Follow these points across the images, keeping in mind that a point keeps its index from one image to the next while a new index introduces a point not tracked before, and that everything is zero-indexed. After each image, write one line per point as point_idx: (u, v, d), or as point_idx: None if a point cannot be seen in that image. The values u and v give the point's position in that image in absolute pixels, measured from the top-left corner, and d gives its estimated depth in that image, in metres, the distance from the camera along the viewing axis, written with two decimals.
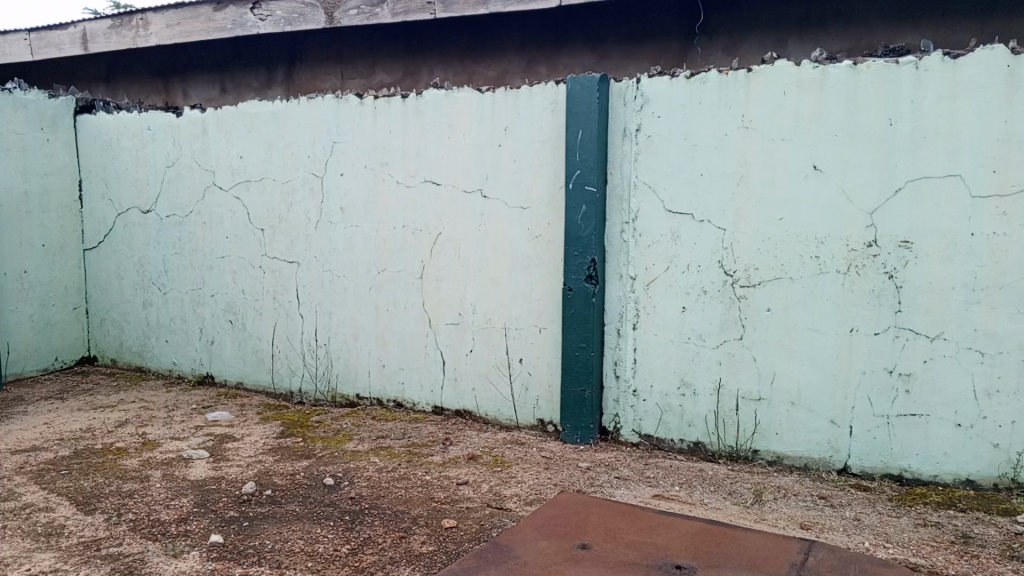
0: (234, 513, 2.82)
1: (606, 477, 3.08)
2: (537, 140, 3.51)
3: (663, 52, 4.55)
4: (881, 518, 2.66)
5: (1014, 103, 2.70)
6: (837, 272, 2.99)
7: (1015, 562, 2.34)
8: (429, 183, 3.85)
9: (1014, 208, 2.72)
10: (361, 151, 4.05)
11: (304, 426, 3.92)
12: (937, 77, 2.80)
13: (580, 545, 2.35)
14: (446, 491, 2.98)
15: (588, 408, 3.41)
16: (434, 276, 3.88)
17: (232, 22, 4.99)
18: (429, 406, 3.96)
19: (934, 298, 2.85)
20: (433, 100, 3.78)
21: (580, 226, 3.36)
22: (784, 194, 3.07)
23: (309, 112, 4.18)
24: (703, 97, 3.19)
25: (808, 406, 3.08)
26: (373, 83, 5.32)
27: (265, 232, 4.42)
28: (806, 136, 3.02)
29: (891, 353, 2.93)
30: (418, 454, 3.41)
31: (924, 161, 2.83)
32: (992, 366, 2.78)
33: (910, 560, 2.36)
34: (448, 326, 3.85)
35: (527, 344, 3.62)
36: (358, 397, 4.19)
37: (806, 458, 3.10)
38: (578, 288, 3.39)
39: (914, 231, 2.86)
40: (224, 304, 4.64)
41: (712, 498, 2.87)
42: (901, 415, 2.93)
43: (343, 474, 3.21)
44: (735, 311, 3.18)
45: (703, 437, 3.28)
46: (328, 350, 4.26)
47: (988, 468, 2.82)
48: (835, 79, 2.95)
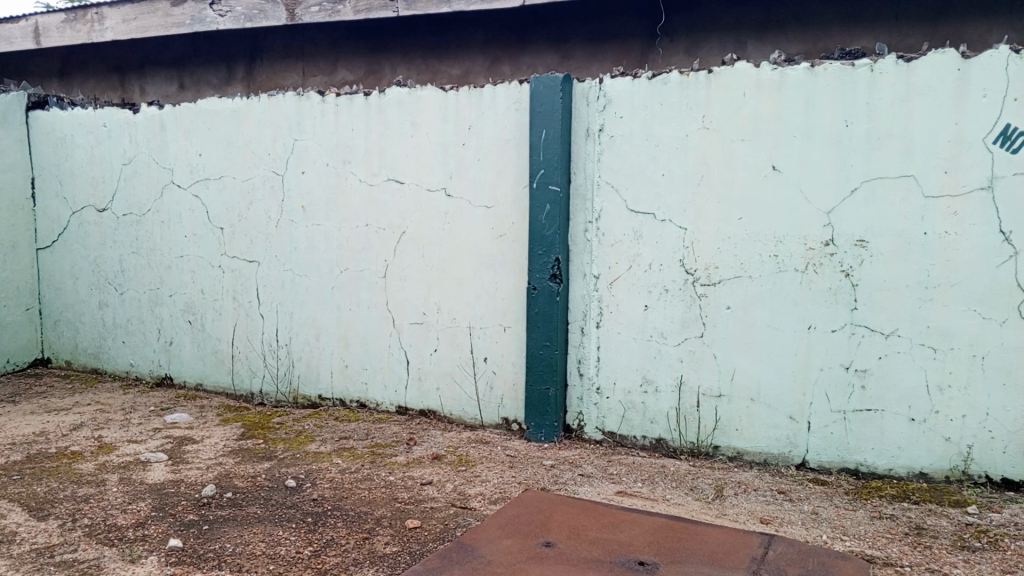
0: (193, 517, 2.77)
1: (570, 474, 3.10)
2: (501, 140, 3.52)
3: (625, 53, 4.59)
4: (838, 512, 2.72)
5: (964, 106, 2.80)
6: (795, 271, 3.06)
7: (966, 552, 2.42)
8: (392, 181, 3.83)
9: (964, 208, 2.82)
10: (323, 149, 4.01)
11: (265, 427, 3.87)
12: (892, 80, 2.88)
13: (544, 542, 2.36)
14: (410, 491, 2.96)
15: (552, 407, 3.43)
16: (398, 275, 3.85)
17: (190, 17, 4.90)
18: (393, 406, 3.93)
19: (889, 296, 2.93)
20: (397, 98, 3.77)
21: (544, 226, 3.37)
22: (744, 194, 3.12)
23: (269, 109, 4.13)
24: (665, 98, 3.23)
25: (768, 402, 3.14)
26: (335, 81, 5.27)
27: (224, 230, 4.35)
28: (765, 137, 3.08)
29: (848, 350, 3.00)
30: (381, 454, 3.39)
31: (878, 162, 2.92)
32: (944, 361, 2.87)
33: (866, 552, 2.41)
34: (412, 326, 3.83)
35: (492, 343, 3.62)
36: (320, 398, 4.14)
37: (766, 454, 3.16)
38: (542, 287, 3.40)
39: (869, 231, 2.94)
40: (183, 304, 4.55)
41: (675, 493, 2.90)
42: (857, 410, 3.00)
43: (305, 475, 3.17)
44: (697, 309, 3.22)
45: (665, 433, 3.32)
46: (289, 351, 4.20)
47: (941, 462, 2.90)
48: (793, 81, 3.01)
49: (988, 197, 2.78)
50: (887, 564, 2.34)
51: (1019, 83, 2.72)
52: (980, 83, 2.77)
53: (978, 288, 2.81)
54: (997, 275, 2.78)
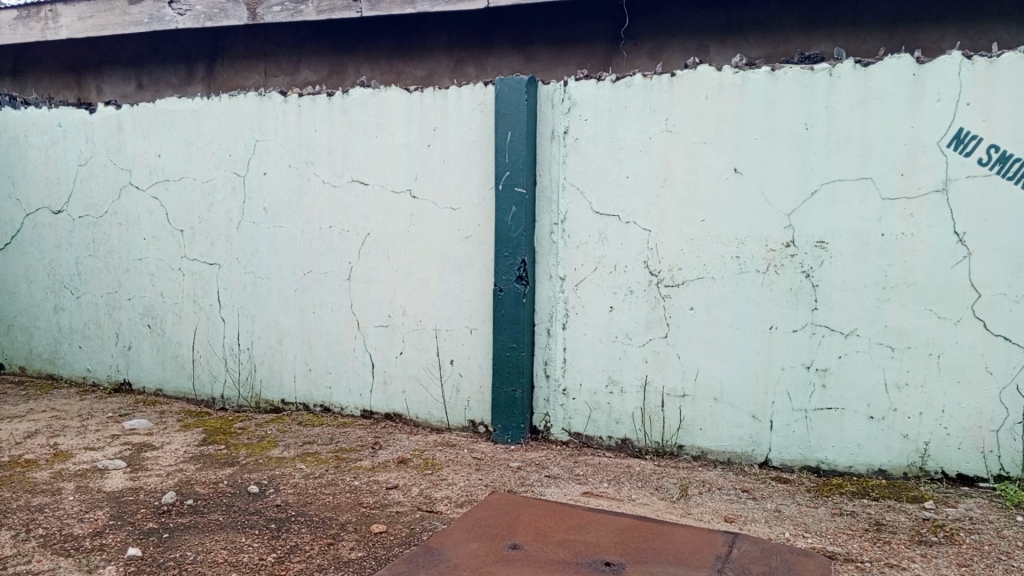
0: (153, 525, 2.71)
1: (536, 476, 3.10)
2: (466, 141, 3.51)
3: (589, 57, 4.54)
4: (800, 509, 2.76)
5: (919, 110, 2.86)
6: (757, 271, 3.10)
7: (924, 546, 2.47)
8: (356, 183, 3.80)
9: (920, 209, 2.88)
10: (284, 149, 3.96)
11: (227, 433, 3.81)
12: (850, 84, 2.94)
13: (511, 545, 2.35)
14: (375, 496, 2.94)
15: (518, 408, 3.43)
16: (362, 277, 3.82)
17: (148, 16, 4.81)
18: (358, 410, 3.89)
19: (848, 296, 2.99)
20: (361, 99, 3.74)
21: (510, 227, 3.37)
22: (706, 195, 3.16)
23: (230, 110, 4.07)
24: (629, 101, 3.25)
25: (730, 401, 3.17)
26: (298, 81, 5.20)
27: (184, 232, 4.28)
28: (726, 140, 3.11)
29: (808, 349, 3.05)
30: (346, 459, 3.36)
31: (837, 165, 2.97)
32: (902, 360, 2.93)
33: (828, 548, 2.45)
34: (377, 329, 3.80)
35: (458, 345, 3.61)
36: (283, 402, 4.09)
37: (730, 452, 3.19)
38: (508, 288, 3.40)
39: (828, 232, 2.99)
40: (142, 308, 4.46)
41: (640, 493, 2.92)
42: (818, 409, 3.05)
43: (268, 481, 3.12)
44: (660, 310, 3.25)
45: (630, 434, 3.34)
46: (251, 355, 4.15)
47: (899, 458, 2.96)
48: (754, 85, 3.06)
49: (942, 200, 2.85)
50: (848, 560, 2.37)
51: (971, 88, 2.80)
52: (934, 88, 2.84)
53: (933, 288, 2.88)
54: (951, 275, 2.85)
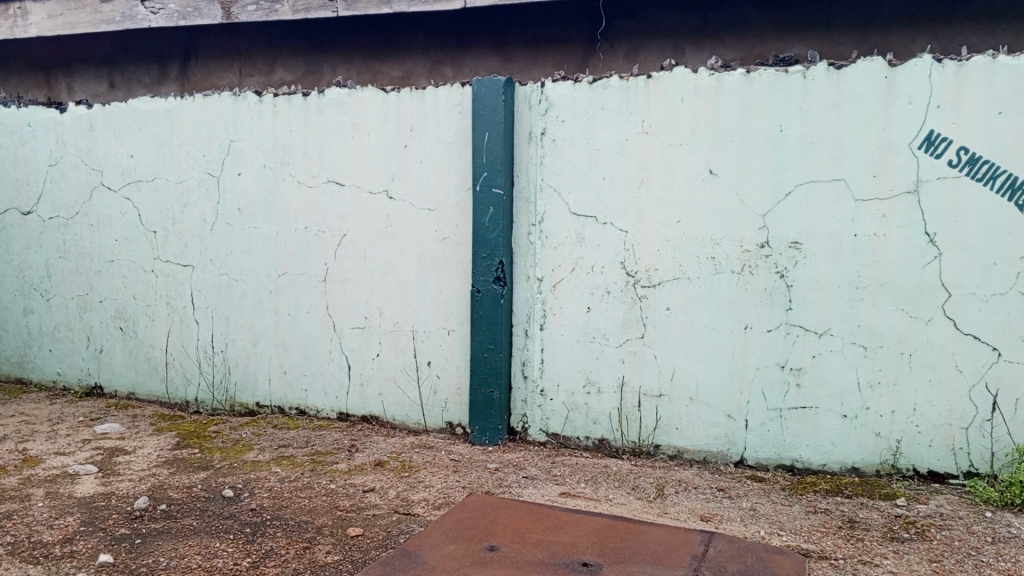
0: (125, 531, 2.67)
1: (514, 477, 3.10)
2: (443, 141, 3.51)
3: (566, 58, 4.29)
4: (775, 508, 2.78)
5: (891, 112, 2.90)
6: (732, 272, 3.12)
7: (896, 543, 2.50)
8: (332, 183, 3.77)
9: (892, 210, 2.92)
10: (259, 150, 3.93)
11: (201, 436, 3.76)
12: (823, 86, 2.97)
13: (488, 547, 2.35)
14: (352, 498, 2.92)
15: (496, 409, 3.42)
16: (338, 278, 3.80)
17: (121, 14, 4.74)
18: (334, 413, 3.87)
19: (822, 296, 3.02)
20: (337, 99, 3.72)
21: (488, 228, 3.37)
22: (682, 197, 3.17)
23: (204, 110, 4.03)
24: (606, 102, 3.26)
25: (706, 401, 3.19)
26: (273, 81, 4.95)
27: (157, 234, 4.23)
28: (701, 142, 3.13)
29: (783, 349, 3.08)
30: (322, 462, 3.33)
31: (811, 166, 3.00)
32: (874, 359, 2.97)
33: (802, 546, 2.47)
34: (353, 331, 3.78)
35: (436, 346, 3.60)
36: (257, 405, 4.05)
37: (705, 452, 3.21)
38: (486, 289, 3.40)
39: (802, 233, 3.02)
40: (114, 310, 4.40)
41: (617, 493, 2.93)
42: (793, 408, 3.08)
43: (243, 485, 3.09)
44: (637, 310, 3.26)
45: (608, 434, 3.35)
46: (225, 358, 4.10)
47: (871, 456, 3.00)
48: (729, 87, 3.08)
49: (914, 201, 2.89)
50: (823, 558, 2.40)
51: (942, 91, 2.84)
52: (906, 91, 2.88)
53: (905, 288, 2.92)
54: (922, 276, 2.89)
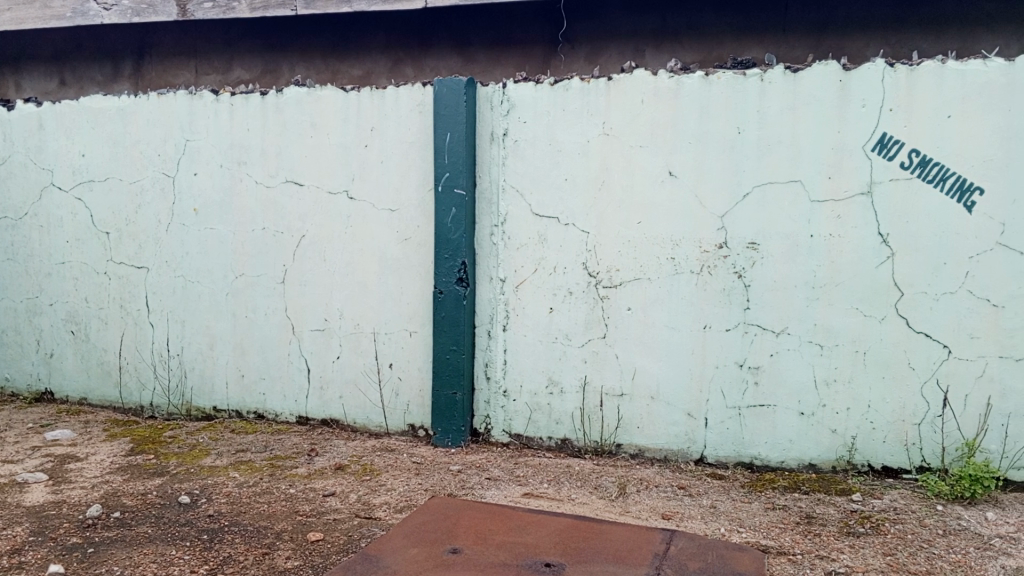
0: (77, 540, 2.60)
1: (477, 478, 3.09)
2: (404, 141, 3.49)
3: (528, 59, 4.25)
4: (735, 505, 2.82)
5: (846, 115, 2.96)
6: (691, 272, 3.16)
7: (852, 537, 2.55)
8: (290, 183, 3.73)
9: (846, 211, 2.98)
10: (216, 149, 3.86)
11: (156, 442, 3.68)
12: (780, 89, 3.02)
13: (451, 549, 2.33)
14: (312, 503, 2.88)
15: (459, 411, 3.41)
16: (298, 280, 3.75)
17: (71, 10, 4.59)
18: (293, 417, 3.81)
19: (779, 296, 3.07)
20: (295, 98, 3.67)
21: (449, 229, 3.36)
22: (642, 198, 3.20)
23: (159, 108, 3.95)
24: (567, 104, 3.27)
25: (667, 400, 3.22)
26: (230, 80, 4.83)
27: (110, 235, 4.13)
28: (661, 144, 3.16)
29: (741, 348, 3.12)
30: (281, 466, 3.29)
31: (768, 168, 3.05)
32: (830, 357, 3.02)
33: (761, 543, 2.51)
34: (313, 333, 3.73)
35: (397, 348, 3.57)
36: (214, 409, 3.98)
37: (666, 450, 3.24)
38: (448, 290, 3.38)
39: (760, 234, 3.07)
40: (65, 313, 4.28)
41: (580, 493, 2.94)
42: (751, 406, 3.13)
43: (200, 491, 3.03)
44: (599, 311, 3.28)
45: (570, 434, 3.35)
46: (181, 361, 4.02)
47: (828, 452, 3.05)
48: (688, 89, 3.11)
49: (867, 202, 2.96)
50: (781, 553, 2.44)
51: (894, 95, 2.91)
52: (859, 95, 2.94)
53: (859, 287, 2.98)
54: (876, 275, 2.96)
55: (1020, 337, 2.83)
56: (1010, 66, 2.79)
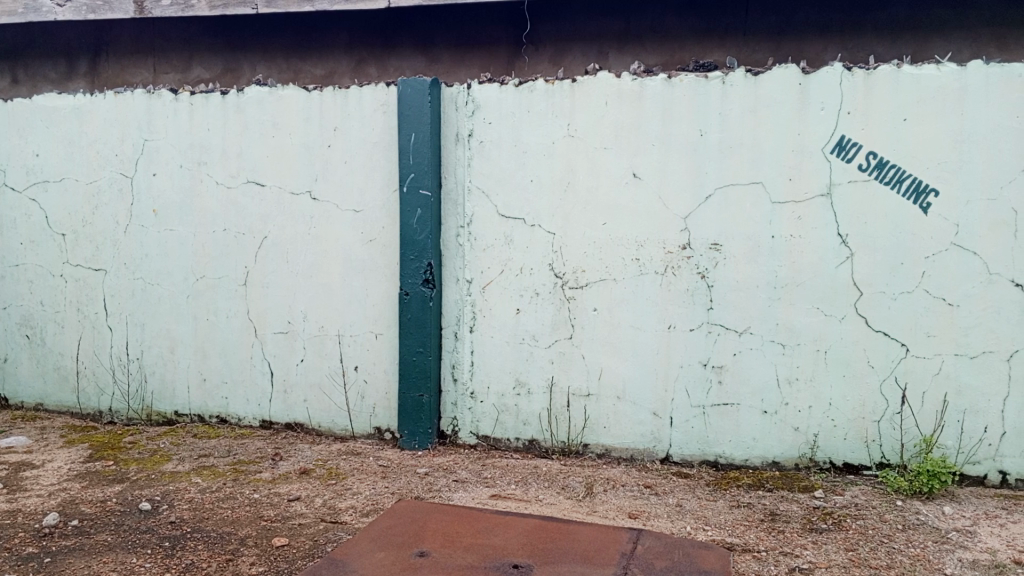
0: (33, 549, 2.54)
1: (444, 481, 3.08)
2: (369, 141, 3.46)
3: (492, 60, 4.23)
4: (700, 503, 2.85)
5: (806, 118, 3.01)
6: (655, 273, 3.18)
7: (815, 534, 2.59)
8: (251, 184, 3.67)
9: (807, 212, 3.03)
10: (176, 149, 3.79)
11: (115, 448, 3.61)
12: (741, 92, 3.06)
13: (418, 552, 2.32)
14: (277, 508, 2.85)
15: (426, 413, 3.39)
16: (260, 282, 3.70)
17: (24, 6, 4.45)
18: (256, 421, 3.76)
19: (741, 296, 3.11)
20: (256, 97, 3.62)
21: (415, 230, 3.34)
22: (607, 199, 3.22)
23: (116, 107, 3.87)
24: (532, 106, 3.28)
25: (632, 399, 3.24)
26: (189, 78, 4.74)
27: (66, 236, 4.03)
28: (625, 145, 3.19)
29: (705, 347, 3.15)
30: (245, 471, 3.24)
31: (730, 170, 3.09)
32: (792, 356, 3.07)
33: (726, 540, 2.54)
34: (276, 335, 3.68)
35: (363, 350, 3.54)
36: (176, 414, 3.91)
37: (632, 450, 3.26)
38: (414, 292, 3.36)
39: (723, 235, 3.11)
40: (19, 317, 4.17)
41: (548, 494, 2.94)
42: (715, 405, 3.16)
43: (161, 497, 2.97)
44: (565, 312, 3.29)
45: (538, 434, 3.36)
46: (141, 365, 3.94)
47: (791, 450, 3.10)
48: (651, 92, 3.14)
49: (827, 203, 3.01)
50: (746, 551, 2.47)
51: (852, 98, 2.96)
52: (818, 97, 2.99)
53: (820, 287, 3.03)
54: (836, 275, 3.01)
55: (975, 335, 2.91)
56: (963, 71, 2.86)
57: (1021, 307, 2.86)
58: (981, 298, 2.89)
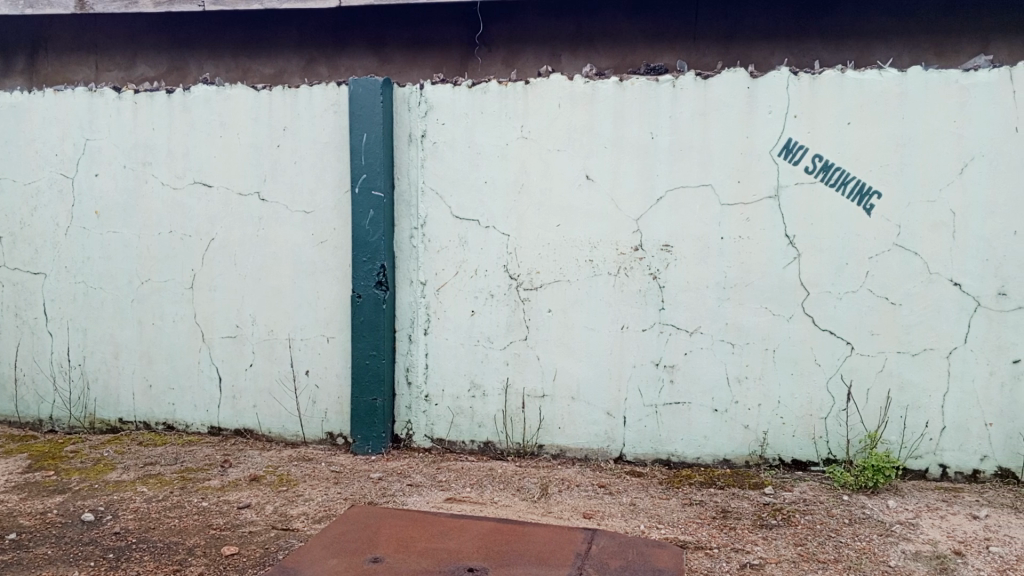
0: None
1: (398, 485, 3.05)
2: (319, 141, 3.41)
3: (445, 61, 4.22)
4: (653, 501, 2.88)
5: (753, 121, 3.07)
6: (608, 274, 3.20)
7: (765, 530, 2.64)
8: (198, 185, 3.59)
9: (755, 214, 3.08)
10: (118, 149, 3.68)
11: (56, 457, 3.49)
12: (691, 95, 3.11)
13: (372, 558, 2.29)
14: (226, 516, 2.79)
15: (379, 417, 3.35)
16: (207, 285, 3.62)
17: None
18: (204, 427, 3.68)
19: (692, 296, 3.15)
20: (203, 96, 3.54)
21: (368, 232, 3.30)
22: (560, 201, 3.23)
23: (56, 106, 3.75)
24: (485, 107, 3.27)
25: (586, 400, 3.26)
26: (133, 77, 4.61)
27: (3, 239, 3.89)
28: (578, 147, 3.20)
29: (657, 347, 3.19)
30: (192, 479, 3.16)
31: (680, 172, 3.13)
32: (741, 355, 3.12)
33: (679, 538, 2.57)
34: (224, 340, 3.61)
35: (314, 354, 3.49)
36: (120, 421, 3.80)
37: (587, 450, 3.28)
38: (367, 294, 3.32)
39: (673, 236, 3.14)
40: None
41: (503, 495, 2.94)
42: (667, 404, 3.20)
43: (105, 508, 2.88)
44: (520, 313, 3.29)
45: (492, 436, 3.35)
46: (83, 372, 3.82)
47: (741, 448, 3.15)
48: (603, 95, 3.17)
49: (775, 205, 3.07)
50: (699, 548, 2.50)
51: (797, 102, 3.03)
52: (766, 101, 3.05)
53: (768, 287, 3.09)
54: (783, 275, 3.07)
55: (916, 333, 2.99)
56: (904, 76, 2.95)
57: (959, 306, 2.96)
58: (921, 296, 2.98)
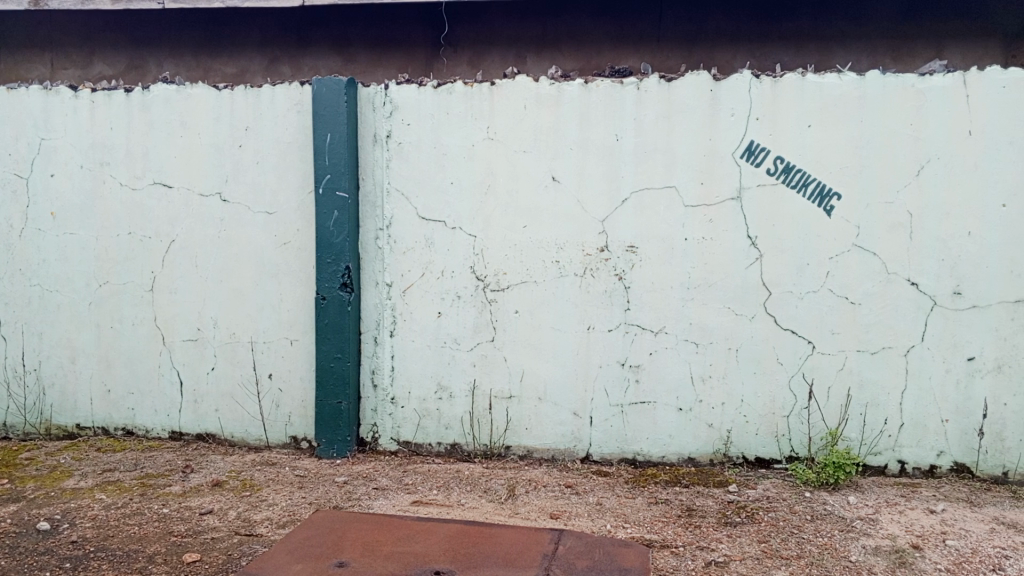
0: None
1: (364, 489, 3.03)
2: (282, 142, 3.38)
3: (410, 61, 4.20)
4: (620, 501, 2.89)
5: (717, 124, 3.10)
6: (574, 275, 3.22)
7: (729, 527, 2.67)
8: (157, 185, 3.53)
9: (719, 215, 3.12)
10: (75, 149, 3.60)
11: (10, 465, 3.40)
12: (656, 97, 3.13)
13: (337, 563, 2.27)
14: (188, 522, 2.74)
15: (344, 420, 3.32)
16: (167, 287, 3.55)
17: None
18: (165, 432, 3.61)
19: (657, 297, 3.17)
20: (163, 96, 3.48)
21: (332, 233, 3.27)
22: (526, 202, 3.23)
23: (9, 104, 3.65)
24: (451, 108, 3.26)
25: (553, 400, 3.27)
26: (91, 76, 4.51)
27: None
28: (544, 149, 3.21)
29: (623, 347, 3.21)
30: (153, 485, 3.10)
31: (645, 173, 3.15)
32: (705, 354, 3.16)
33: (645, 537, 2.59)
34: (185, 343, 3.55)
35: (278, 357, 3.45)
36: (77, 427, 3.71)
37: (554, 450, 3.28)
38: (332, 296, 3.29)
39: (639, 237, 3.17)
40: None
41: (469, 497, 2.93)
42: (633, 404, 3.22)
43: (61, 516, 2.81)
44: (487, 314, 3.29)
45: (459, 438, 3.34)
46: (39, 377, 3.73)
47: (705, 447, 3.19)
48: (569, 96, 3.18)
49: (737, 207, 3.11)
50: (664, 547, 2.52)
51: (760, 105, 3.07)
52: (729, 104, 3.09)
53: (732, 288, 3.12)
54: (746, 276, 3.11)
55: (875, 331, 3.05)
56: (862, 80, 3.01)
57: (916, 305, 3.02)
58: (880, 296, 3.04)
